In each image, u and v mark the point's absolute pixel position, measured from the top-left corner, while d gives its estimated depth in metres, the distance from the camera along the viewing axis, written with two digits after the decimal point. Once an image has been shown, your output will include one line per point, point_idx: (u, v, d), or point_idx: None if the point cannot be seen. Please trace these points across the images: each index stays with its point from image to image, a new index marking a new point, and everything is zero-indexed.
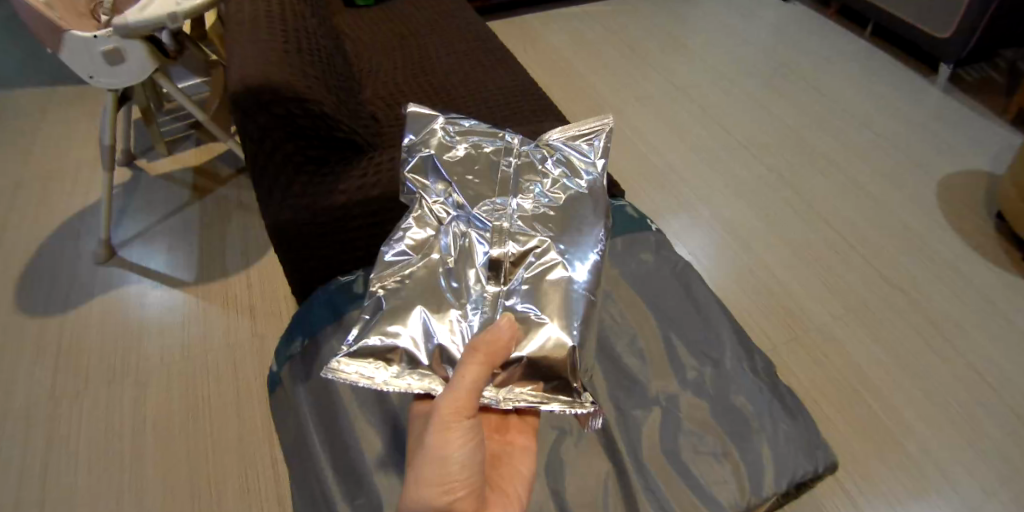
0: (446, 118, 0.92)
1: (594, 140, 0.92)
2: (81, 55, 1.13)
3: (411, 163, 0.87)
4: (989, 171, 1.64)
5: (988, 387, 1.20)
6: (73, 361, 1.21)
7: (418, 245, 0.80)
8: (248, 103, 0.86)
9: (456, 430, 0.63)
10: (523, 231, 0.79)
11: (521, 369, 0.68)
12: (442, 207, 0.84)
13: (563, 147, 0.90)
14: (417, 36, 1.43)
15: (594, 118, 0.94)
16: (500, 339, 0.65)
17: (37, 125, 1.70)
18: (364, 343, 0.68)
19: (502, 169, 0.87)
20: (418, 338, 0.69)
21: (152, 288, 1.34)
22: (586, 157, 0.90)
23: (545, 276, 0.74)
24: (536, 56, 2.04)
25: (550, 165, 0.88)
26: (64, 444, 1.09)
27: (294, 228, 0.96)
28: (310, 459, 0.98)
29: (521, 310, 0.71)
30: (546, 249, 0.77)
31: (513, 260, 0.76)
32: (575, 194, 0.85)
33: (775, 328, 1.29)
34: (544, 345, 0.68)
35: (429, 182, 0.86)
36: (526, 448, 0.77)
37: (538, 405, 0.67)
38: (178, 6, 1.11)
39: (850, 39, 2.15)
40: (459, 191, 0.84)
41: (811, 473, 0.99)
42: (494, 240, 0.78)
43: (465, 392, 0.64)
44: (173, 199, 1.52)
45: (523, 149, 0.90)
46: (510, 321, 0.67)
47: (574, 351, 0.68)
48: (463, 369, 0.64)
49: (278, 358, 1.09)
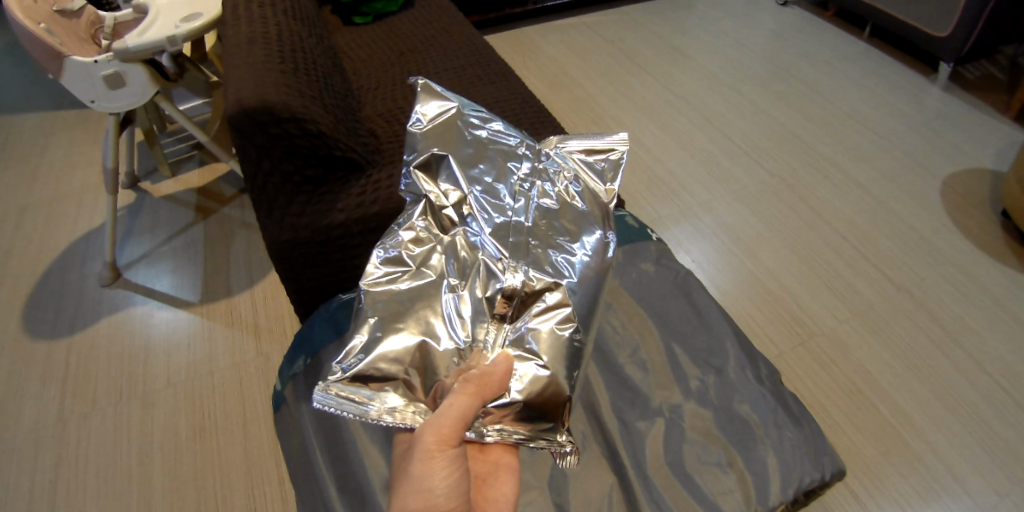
0: (464, 121, 0.90)
1: (606, 161, 0.88)
2: (82, 81, 1.14)
3: (420, 158, 0.84)
4: (992, 168, 1.63)
5: (998, 387, 1.18)
6: (80, 383, 1.21)
7: (419, 252, 0.77)
8: (245, 124, 0.87)
9: (440, 459, 0.66)
10: (530, 263, 0.77)
11: (516, 410, 0.68)
12: (451, 212, 0.82)
13: (579, 166, 0.87)
14: (415, 52, 1.45)
15: (612, 137, 0.90)
16: (493, 375, 0.66)
17: (42, 150, 1.72)
18: (361, 372, 0.67)
19: (513, 183, 0.85)
20: (415, 370, 0.68)
21: (157, 308, 1.35)
22: (599, 180, 0.87)
23: (552, 324, 0.72)
24: (535, 67, 2.06)
25: (563, 185, 0.85)
26: (72, 467, 1.10)
27: (295, 248, 0.98)
28: (315, 478, 0.98)
29: (518, 355, 0.70)
30: (555, 294, 0.74)
31: (523, 296, 0.74)
32: (584, 219, 0.82)
33: (781, 333, 1.29)
34: (541, 391, 0.68)
35: (439, 182, 0.84)
36: (509, 467, 0.77)
37: (524, 443, 0.69)
38: (178, 29, 1.15)
39: (848, 41, 2.16)
40: (476, 203, 0.82)
41: (817, 480, 0.98)
42: (506, 268, 0.76)
43: (451, 424, 0.65)
44: (177, 220, 1.54)
45: (538, 166, 0.87)
46: (506, 355, 0.68)
47: (569, 400, 0.69)
48: (451, 400, 0.65)
49: (281, 376, 1.09)
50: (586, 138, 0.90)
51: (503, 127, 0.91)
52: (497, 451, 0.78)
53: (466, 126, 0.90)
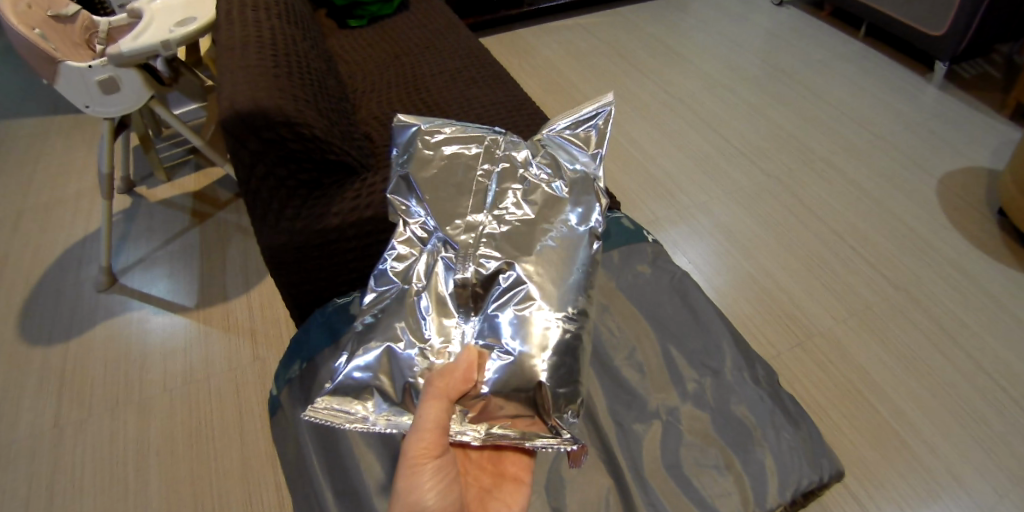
0: (425, 126, 0.88)
1: (591, 128, 0.89)
2: (76, 86, 1.14)
3: (393, 184, 0.86)
4: (989, 166, 1.63)
5: (996, 386, 1.18)
6: (76, 390, 1.21)
7: (402, 269, 0.79)
8: (238, 128, 0.86)
9: (423, 472, 0.65)
10: (486, 250, 0.76)
11: (490, 403, 0.66)
12: (425, 225, 0.81)
13: (561, 143, 0.88)
14: (409, 55, 1.45)
15: (595, 99, 0.90)
16: (454, 372, 0.66)
17: (37, 155, 1.71)
18: (341, 382, 0.69)
19: (481, 181, 0.83)
20: (384, 375, 0.69)
21: (153, 313, 1.34)
22: (582, 152, 0.87)
23: (510, 307, 0.70)
24: (530, 69, 2.06)
25: (537, 171, 0.84)
26: (68, 474, 1.09)
27: (292, 253, 0.97)
28: (311, 484, 0.98)
29: (483, 346, 0.68)
30: (511, 275, 0.72)
31: (480, 284, 0.74)
32: (556, 200, 0.81)
33: (779, 333, 1.28)
34: (510, 379, 0.65)
35: (409, 201, 0.84)
36: (519, 480, 0.76)
37: (518, 441, 0.67)
38: (172, 34, 1.15)
39: (844, 41, 2.16)
40: (424, 211, 0.82)
41: (816, 482, 0.98)
42: (459, 262, 0.76)
43: (428, 434, 0.65)
44: (172, 224, 1.53)
45: (517, 157, 0.86)
46: (467, 353, 0.67)
47: (540, 385, 0.65)
48: (422, 410, 0.64)
49: (278, 381, 1.09)
50: (567, 111, 0.90)
51: (476, 125, 0.90)
52: (515, 461, 0.77)
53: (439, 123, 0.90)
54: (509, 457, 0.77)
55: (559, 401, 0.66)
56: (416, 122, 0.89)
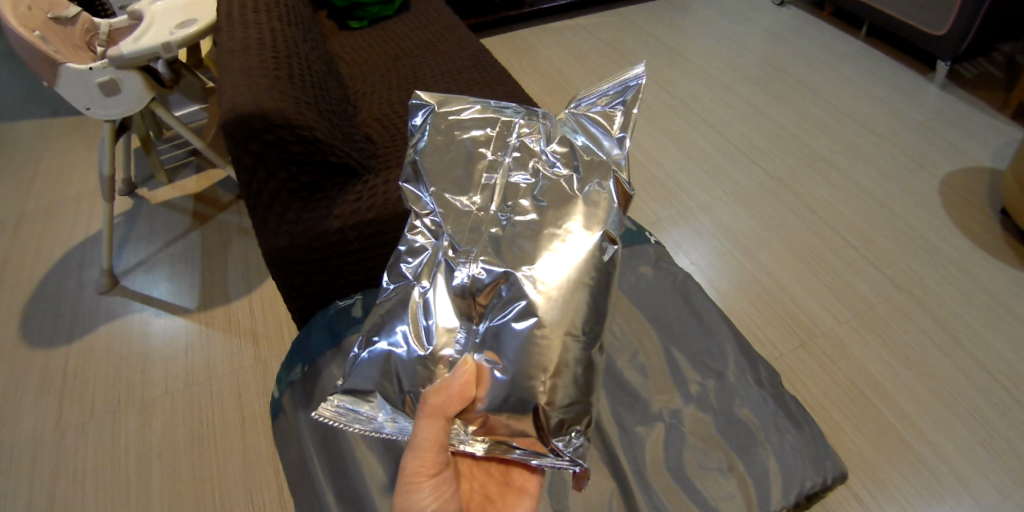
0: (437, 108, 0.83)
1: (616, 107, 0.79)
2: (77, 88, 1.14)
3: (407, 173, 0.81)
4: (991, 166, 1.63)
5: (999, 387, 1.18)
6: (78, 392, 1.21)
7: (416, 264, 0.75)
8: (238, 130, 0.86)
9: (422, 487, 0.67)
10: (484, 258, 0.69)
11: (488, 420, 0.65)
12: (434, 216, 0.77)
13: (582, 124, 0.79)
14: (410, 56, 1.44)
15: (624, 73, 0.81)
16: (450, 389, 0.64)
17: (39, 157, 1.71)
18: (350, 383, 0.70)
19: (494, 169, 0.77)
20: (387, 380, 0.69)
21: (154, 316, 1.34)
22: (605, 135, 0.78)
23: (510, 321, 0.65)
24: (531, 69, 2.06)
25: (552, 160, 0.76)
26: (69, 477, 1.09)
27: (292, 256, 0.97)
28: (313, 487, 0.97)
29: (484, 360, 0.65)
30: (511, 289, 0.66)
31: (482, 290, 0.68)
32: (567, 198, 0.72)
33: (781, 335, 1.28)
34: (506, 401, 0.63)
35: (421, 190, 0.79)
36: (525, 491, 0.75)
37: (519, 456, 0.66)
38: (173, 36, 1.15)
39: (845, 41, 2.16)
40: (431, 203, 0.77)
41: (819, 485, 0.98)
42: (459, 262, 0.71)
43: (424, 452, 0.66)
44: (174, 227, 1.53)
45: (529, 144, 0.79)
46: (466, 368, 0.65)
47: (537, 408, 0.62)
48: (418, 429, 0.65)
49: (279, 384, 1.09)
50: (595, 90, 0.82)
51: (491, 106, 0.84)
52: (521, 474, 0.75)
53: (458, 100, 0.84)
54: (516, 469, 0.76)
55: (560, 424, 0.63)
56: (428, 104, 0.84)
